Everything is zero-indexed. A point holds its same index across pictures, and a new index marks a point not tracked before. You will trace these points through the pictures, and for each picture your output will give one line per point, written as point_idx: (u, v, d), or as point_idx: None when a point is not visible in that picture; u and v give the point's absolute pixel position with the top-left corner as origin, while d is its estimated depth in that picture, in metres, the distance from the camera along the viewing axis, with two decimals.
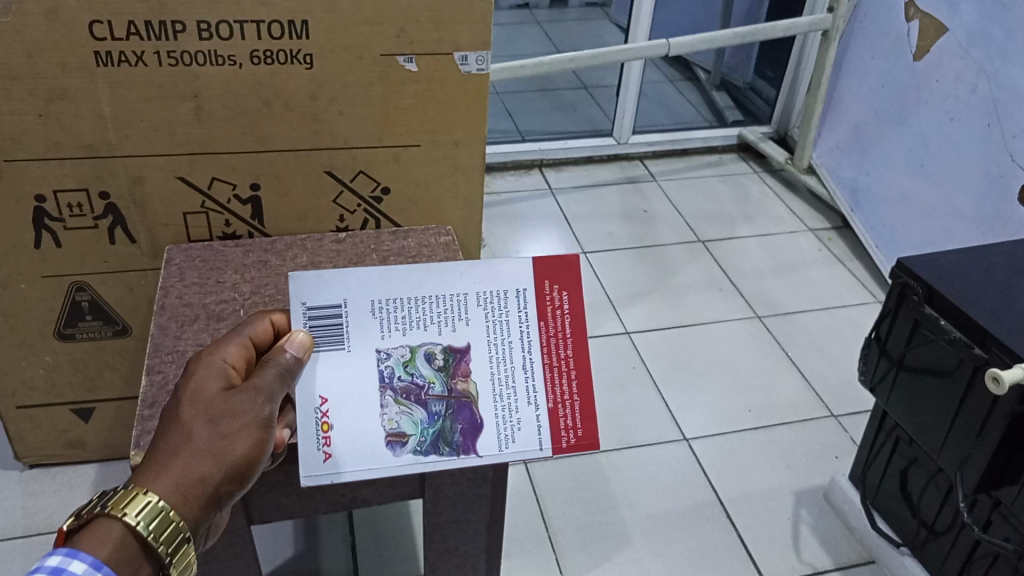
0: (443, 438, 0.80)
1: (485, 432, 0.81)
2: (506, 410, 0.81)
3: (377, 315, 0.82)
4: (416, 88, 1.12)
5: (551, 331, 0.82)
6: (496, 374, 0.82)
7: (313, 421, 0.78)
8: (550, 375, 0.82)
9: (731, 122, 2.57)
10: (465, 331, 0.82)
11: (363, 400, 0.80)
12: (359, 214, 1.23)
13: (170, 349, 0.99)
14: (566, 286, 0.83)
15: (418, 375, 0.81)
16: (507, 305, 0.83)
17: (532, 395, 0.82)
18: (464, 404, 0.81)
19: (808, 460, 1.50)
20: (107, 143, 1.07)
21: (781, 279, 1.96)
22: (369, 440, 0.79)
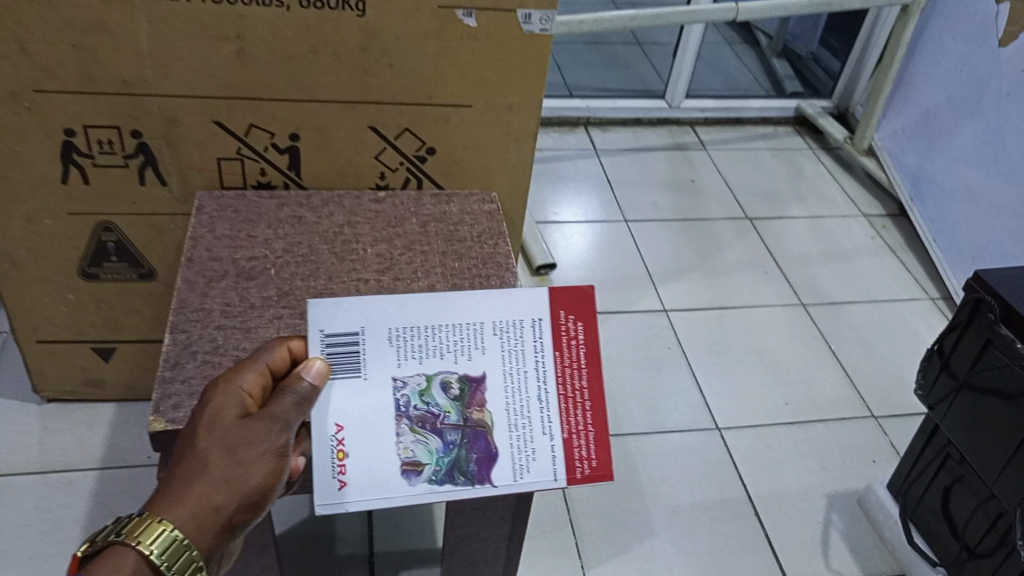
0: (458, 467, 0.76)
1: (500, 461, 0.77)
2: (521, 440, 0.77)
3: (392, 347, 0.79)
4: (473, 46, 1.05)
5: (566, 362, 0.80)
6: (512, 406, 0.78)
7: (328, 450, 0.74)
8: (565, 407, 0.79)
9: (789, 93, 2.45)
10: (481, 358, 0.79)
11: (377, 425, 0.76)
12: (400, 172, 1.17)
13: (196, 307, 0.95)
14: (581, 317, 0.81)
15: (434, 404, 0.77)
16: (523, 340, 0.80)
17: (547, 425, 0.78)
18: (479, 434, 0.77)
19: (844, 463, 1.43)
20: (142, 80, 1.01)
21: (829, 266, 1.88)
22: (382, 468, 0.75)
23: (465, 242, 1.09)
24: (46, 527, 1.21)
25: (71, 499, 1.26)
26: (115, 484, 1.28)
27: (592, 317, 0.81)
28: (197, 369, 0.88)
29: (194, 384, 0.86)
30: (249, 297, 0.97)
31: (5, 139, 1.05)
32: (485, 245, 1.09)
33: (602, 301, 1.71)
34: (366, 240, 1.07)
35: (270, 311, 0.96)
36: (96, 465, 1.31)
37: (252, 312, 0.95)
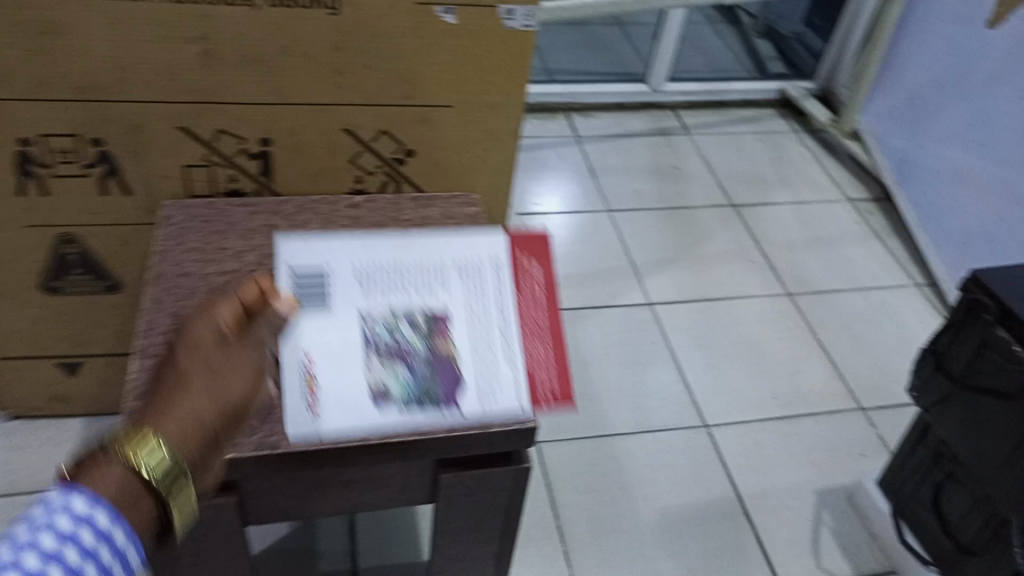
0: (424, 395, 0.81)
1: (467, 390, 0.81)
2: (485, 368, 0.84)
3: (358, 294, 0.87)
4: (453, 44, 1.00)
5: (524, 298, 0.89)
6: (474, 336, 0.85)
7: (299, 376, 0.80)
8: (524, 337, 0.87)
9: (772, 74, 2.41)
10: (445, 299, 0.87)
11: (348, 356, 0.82)
12: (378, 176, 1.12)
13: (165, 328, 0.90)
14: (537, 259, 0.91)
15: (401, 336, 0.84)
16: (484, 284, 0.90)
17: (510, 356, 0.85)
18: (444, 362, 0.83)
19: (833, 458, 1.41)
20: (100, 86, 0.96)
21: (815, 254, 1.86)
22: (353, 395, 0.80)
23: None
24: None
25: None
26: None
27: (546, 260, 0.92)
28: None
29: None
30: None
31: None
32: None
33: (587, 295, 1.68)
34: None
35: None
36: None
37: None
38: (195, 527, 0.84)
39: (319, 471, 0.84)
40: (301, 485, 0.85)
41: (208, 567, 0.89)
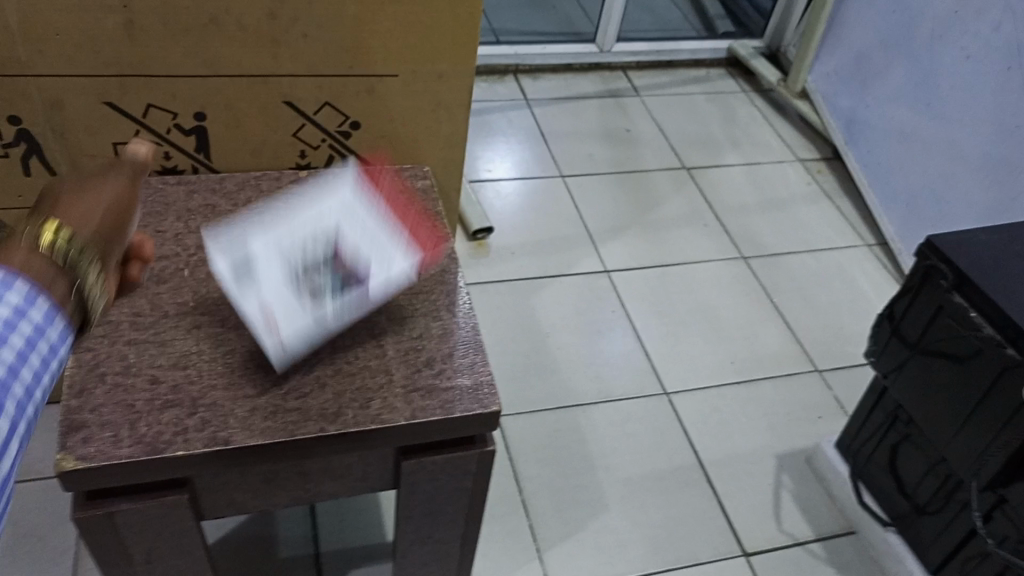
0: (344, 288, 0.86)
1: (371, 280, 0.87)
2: (384, 266, 0.90)
3: (281, 249, 0.90)
4: (397, 10, 0.95)
5: (391, 229, 0.97)
6: (368, 251, 0.91)
7: (256, 311, 0.82)
8: (402, 247, 0.93)
9: (721, 34, 2.39)
10: (336, 228, 0.95)
11: (275, 288, 0.85)
12: (323, 150, 1.07)
13: (102, 320, 0.84)
14: (386, 208, 1.00)
15: (316, 260, 0.90)
16: (357, 226, 0.96)
17: (395, 261, 0.90)
18: (353, 273, 0.88)
19: (791, 420, 1.43)
20: (14, 60, 0.88)
21: (768, 216, 1.86)
22: (292, 307, 0.83)
23: None
24: None
25: None
26: (25, 500, 1.17)
27: (438, 232, 1.00)
28: (107, 395, 0.78)
29: (105, 413, 0.76)
30: (162, 305, 0.87)
31: None
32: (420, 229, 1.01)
33: (542, 264, 1.65)
34: None
35: (186, 320, 0.86)
36: None
37: (167, 322, 0.85)
38: (145, 528, 0.79)
39: (274, 463, 0.80)
40: (256, 480, 0.81)
41: (162, 567, 0.85)
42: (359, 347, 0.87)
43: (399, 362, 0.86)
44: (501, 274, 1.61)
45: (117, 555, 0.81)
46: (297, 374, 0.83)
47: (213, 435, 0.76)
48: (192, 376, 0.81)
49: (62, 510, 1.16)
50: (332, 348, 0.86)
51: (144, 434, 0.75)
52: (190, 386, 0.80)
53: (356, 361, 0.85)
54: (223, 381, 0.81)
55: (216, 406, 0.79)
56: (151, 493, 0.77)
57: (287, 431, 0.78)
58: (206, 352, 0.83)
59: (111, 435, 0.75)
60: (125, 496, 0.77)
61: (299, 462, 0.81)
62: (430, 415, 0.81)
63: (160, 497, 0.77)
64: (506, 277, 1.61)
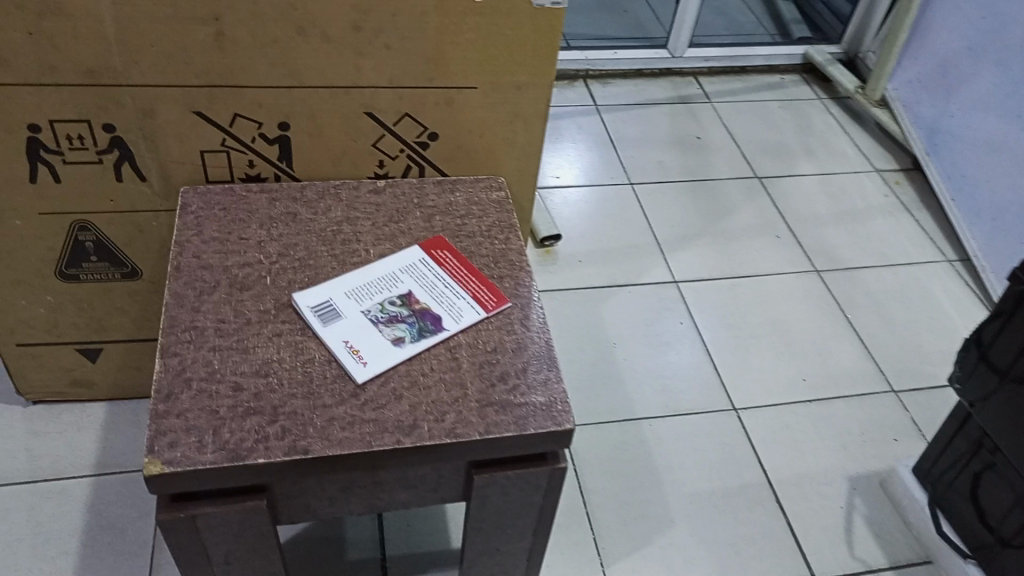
0: (423, 328, 0.89)
1: (444, 317, 0.91)
2: (450, 302, 0.93)
3: (360, 306, 0.91)
4: (479, 21, 0.95)
5: (453, 268, 0.97)
6: (437, 294, 0.93)
7: (344, 351, 0.86)
8: (462, 279, 0.95)
9: (796, 39, 2.34)
10: (404, 284, 0.95)
11: (362, 332, 0.88)
12: (401, 160, 1.08)
13: (187, 325, 0.86)
14: (447, 248, 0.99)
15: (391, 310, 0.91)
16: (422, 269, 0.97)
17: (456, 292, 0.94)
18: (425, 312, 0.92)
19: (865, 442, 1.39)
20: (110, 70, 0.91)
21: (843, 228, 1.81)
22: (378, 346, 0.87)
23: (474, 237, 1.01)
24: (39, 541, 1.15)
25: (64, 509, 1.19)
26: (108, 492, 1.21)
27: (501, 288, 0.95)
28: (192, 401, 0.80)
29: (190, 418, 0.78)
30: (245, 312, 0.89)
31: None
32: (496, 241, 1.01)
33: (610, 273, 1.64)
34: (367, 239, 0.99)
35: (267, 327, 0.87)
36: (89, 472, 1.23)
37: (249, 329, 0.87)
38: (226, 531, 0.81)
39: (351, 472, 0.80)
40: (332, 487, 0.82)
41: (239, 568, 0.87)
42: (434, 359, 0.86)
43: (474, 375, 0.85)
44: (568, 282, 1.61)
45: (199, 555, 0.83)
46: (374, 385, 0.83)
47: (293, 443, 0.77)
48: (273, 383, 0.82)
49: (142, 503, 1.20)
50: (408, 360, 0.86)
51: (227, 440, 0.77)
52: (271, 393, 0.81)
53: (431, 373, 0.85)
54: (303, 390, 0.82)
55: (296, 415, 0.80)
56: (232, 497, 0.79)
57: (365, 443, 0.78)
58: (287, 360, 0.84)
59: (196, 441, 0.76)
60: (208, 499, 0.79)
61: (375, 472, 0.82)
62: (504, 431, 0.81)
63: (241, 501, 0.79)
64: (574, 285, 1.60)
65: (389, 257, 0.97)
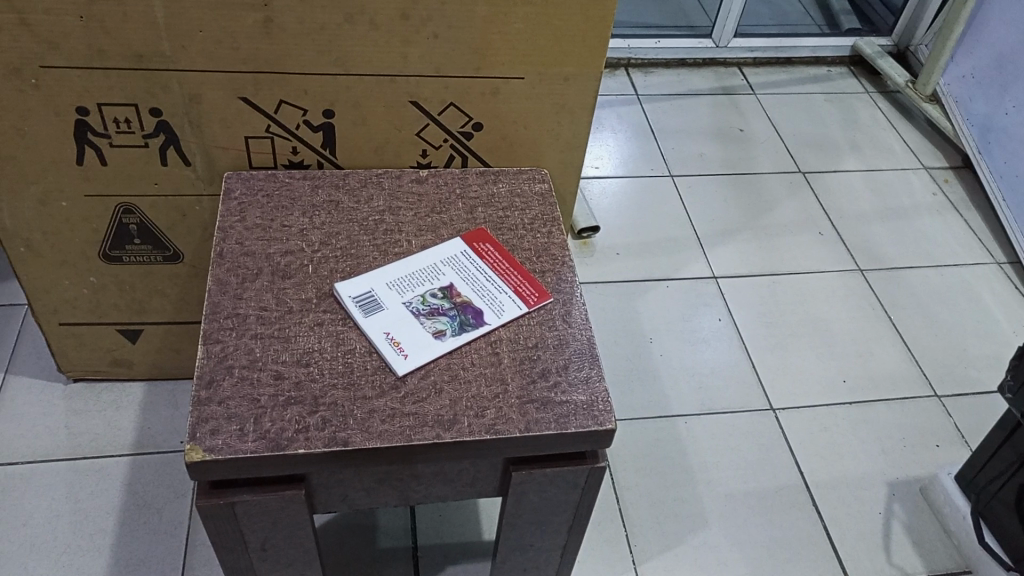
0: (464, 323, 0.89)
1: (485, 311, 0.90)
2: (492, 296, 0.92)
3: (401, 296, 0.90)
4: (528, 11, 0.94)
5: (494, 262, 0.96)
6: (479, 288, 0.93)
7: (385, 342, 0.85)
8: (503, 272, 0.95)
9: (845, 30, 2.29)
10: (446, 276, 0.94)
11: (403, 324, 0.87)
12: (444, 150, 1.08)
13: (230, 313, 0.86)
14: (490, 240, 0.98)
15: (432, 302, 0.90)
16: (464, 261, 0.96)
17: (498, 286, 0.93)
18: (466, 305, 0.91)
19: (905, 447, 1.36)
20: (158, 54, 0.91)
21: (888, 226, 1.77)
22: (420, 339, 0.86)
23: (516, 230, 1.00)
24: (78, 518, 1.16)
25: (102, 487, 1.20)
26: (145, 472, 1.23)
27: (543, 283, 0.94)
28: (234, 389, 0.79)
29: (232, 406, 0.78)
30: (287, 300, 0.88)
31: (11, 118, 0.95)
32: (538, 234, 1.00)
33: (647, 267, 1.62)
34: (409, 230, 0.99)
35: (309, 317, 0.87)
36: (127, 451, 1.25)
37: (291, 318, 0.87)
38: (263, 519, 0.81)
39: (389, 465, 0.80)
40: (370, 479, 0.82)
41: (275, 556, 0.87)
42: (474, 353, 0.86)
43: (515, 371, 0.84)
44: (605, 274, 1.59)
45: (236, 542, 0.83)
46: (415, 378, 0.82)
47: (333, 435, 0.77)
48: (315, 373, 0.82)
49: (179, 485, 1.21)
50: (449, 353, 0.85)
51: (267, 429, 0.77)
52: (312, 383, 0.81)
53: (471, 367, 0.84)
54: (343, 382, 0.81)
55: (336, 405, 0.79)
56: (271, 486, 0.79)
57: (404, 436, 0.77)
58: (328, 351, 0.84)
59: (237, 430, 0.76)
60: (247, 487, 0.79)
61: (412, 466, 0.82)
62: (544, 429, 0.80)
63: (280, 489, 0.79)
64: (611, 278, 1.59)
65: (430, 249, 0.97)
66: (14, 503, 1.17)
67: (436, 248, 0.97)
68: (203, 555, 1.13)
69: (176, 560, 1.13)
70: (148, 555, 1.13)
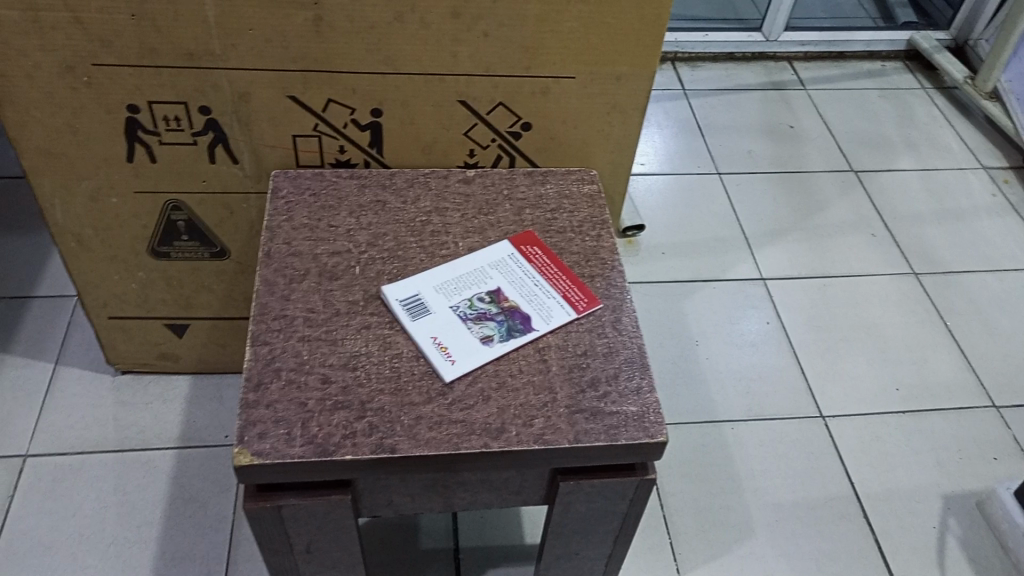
0: (512, 329, 0.87)
1: (533, 317, 0.88)
2: (540, 303, 0.90)
3: (448, 300, 0.89)
4: (582, 9, 0.91)
5: (542, 266, 0.94)
6: (525, 293, 0.91)
7: (432, 347, 0.84)
8: (551, 277, 0.93)
9: (901, 24, 2.22)
10: (494, 280, 0.92)
11: (452, 329, 0.86)
12: (492, 149, 1.06)
13: (278, 314, 0.85)
14: (538, 244, 0.96)
15: (480, 307, 0.89)
16: (510, 264, 0.94)
17: (547, 292, 0.91)
18: (514, 310, 0.89)
19: (961, 460, 1.31)
20: (209, 52, 0.91)
21: (944, 228, 1.71)
22: (468, 344, 0.85)
23: (565, 232, 0.98)
24: (124, 511, 1.17)
25: (148, 480, 1.21)
26: (191, 466, 1.23)
27: (592, 288, 0.92)
28: (281, 392, 0.79)
29: (279, 409, 0.78)
30: (334, 303, 0.87)
31: (63, 115, 0.95)
32: (587, 238, 0.98)
33: (694, 267, 1.59)
34: (456, 231, 0.97)
35: (356, 319, 0.86)
36: (172, 445, 1.26)
37: (338, 320, 0.86)
38: (309, 522, 0.81)
39: (434, 473, 0.79)
40: (415, 485, 0.81)
41: (319, 558, 0.87)
42: (522, 360, 0.84)
43: (563, 380, 0.83)
44: (650, 274, 1.57)
45: (281, 543, 0.83)
46: (462, 385, 0.81)
47: (380, 441, 0.76)
48: (361, 378, 0.81)
49: (223, 480, 1.22)
50: (497, 360, 0.84)
51: (315, 434, 0.76)
52: (359, 388, 0.80)
53: (519, 375, 0.83)
54: (390, 387, 0.80)
55: (383, 411, 0.78)
56: (317, 490, 0.79)
57: (451, 444, 0.76)
58: (374, 354, 0.83)
59: (285, 434, 0.76)
60: (293, 490, 0.78)
61: (457, 474, 0.80)
62: (594, 440, 0.78)
63: (325, 494, 0.78)
64: (657, 278, 1.56)
65: (477, 252, 0.95)
66: (63, 495, 1.18)
67: (482, 251, 0.95)
68: (246, 552, 1.14)
69: (219, 556, 1.14)
70: (193, 550, 1.14)
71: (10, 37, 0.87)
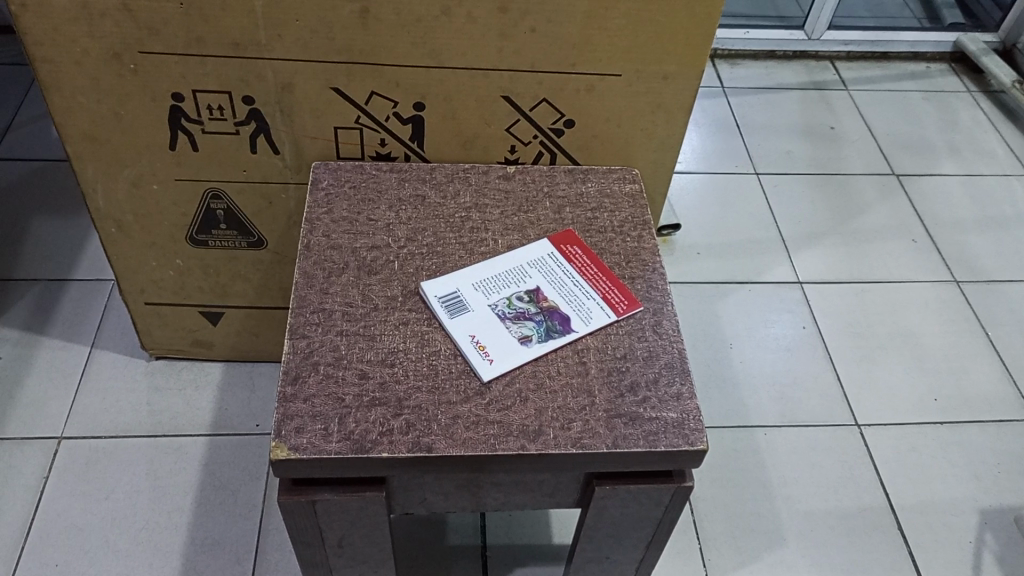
0: (551, 330, 0.86)
1: (572, 318, 0.87)
2: (579, 304, 0.89)
3: (486, 299, 0.88)
4: (632, 6, 0.90)
5: (582, 265, 0.93)
6: (564, 294, 0.90)
7: (470, 346, 0.83)
8: (591, 277, 0.92)
9: (947, 24, 2.18)
10: (533, 279, 0.91)
11: (490, 328, 0.85)
12: (534, 146, 1.05)
13: (316, 307, 0.85)
14: (578, 243, 0.95)
15: (519, 307, 0.88)
16: (549, 263, 0.93)
17: (586, 292, 0.90)
18: (553, 311, 0.88)
19: (1000, 474, 1.28)
20: (255, 43, 0.91)
21: (987, 236, 1.67)
22: (506, 344, 0.84)
23: (605, 232, 0.97)
24: (156, 496, 1.18)
25: (181, 466, 1.22)
26: (222, 453, 1.24)
27: (632, 289, 0.91)
28: (319, 386, 0.78)
29: (317, 403, 0.77)
30: (373, 297, 0.87)
31: (108, 103, 0.95)
32: (628, 238, 0.97)
33: (730, 268, 1.57)
34: (495, 228, 0.97)
35: (395, 315, 0.86)
36: (204, 432, 1.27)
37: (376, 316, 0.85)
38: (343, 517, 0.81)
39: (469, 473, 0.78)
40: (450, 484, 0.81)
41: (350, 553, 0.87)
42: (561, 361, 0.83)
43: (602, 383, 0.82)
44: (685, 274, 1.55)
45: (314, 537, 0.83)
46: (500, 385, 0.80)
47: (417, 440, 0.75)
48: (399, 374, 0.80)
49: (253, 468, 1.23)
50: (535, 361, 0.83)
51: (351, 430, 0.76)
52: (396, 385, 0.79)
53: (558, 377, 0.82)
54: (428, 384, 0.80)
55: (420, 409, 0.78)
56: (351, 486, 0.78)
57: (489, 445, 0.76)
58: (412, 351, 0.82)
59: (322, 429, 0.75)
60: (328, 486, 0.78)
61: (492, 475, 0.79)
62: (633, 446, 0.77)
63: (360, 491, 0.78)
64: (691, 278, 1.54)
65: (516, 250, 0.94)
66: (97, 477, 1.20)
67: (521, 249, 0.94)
68: (275, 541, 1.14)
69: (249, 543, 1.14)
70: (222, 537, 1.15)
71: (59, 23, 0.87)
